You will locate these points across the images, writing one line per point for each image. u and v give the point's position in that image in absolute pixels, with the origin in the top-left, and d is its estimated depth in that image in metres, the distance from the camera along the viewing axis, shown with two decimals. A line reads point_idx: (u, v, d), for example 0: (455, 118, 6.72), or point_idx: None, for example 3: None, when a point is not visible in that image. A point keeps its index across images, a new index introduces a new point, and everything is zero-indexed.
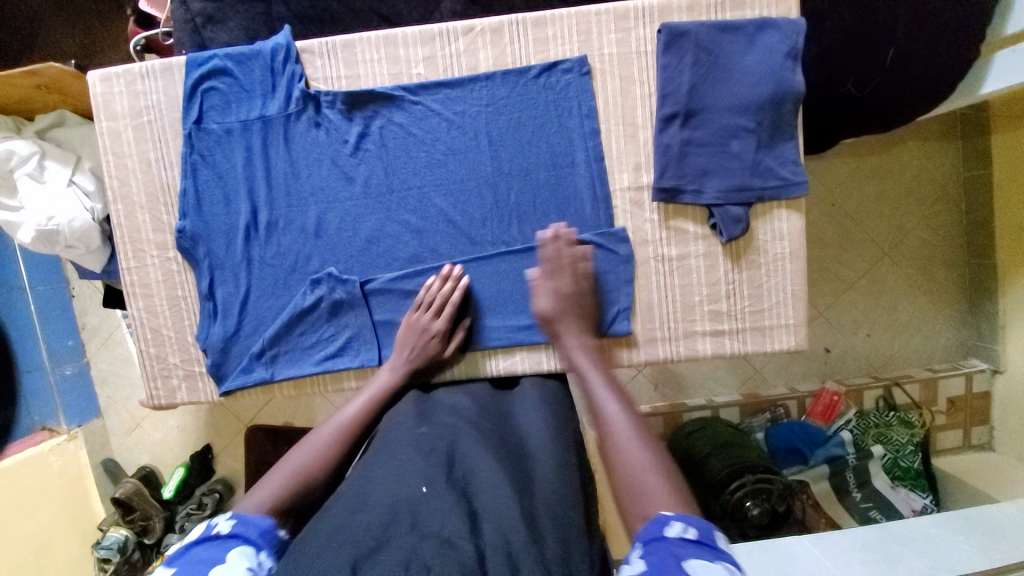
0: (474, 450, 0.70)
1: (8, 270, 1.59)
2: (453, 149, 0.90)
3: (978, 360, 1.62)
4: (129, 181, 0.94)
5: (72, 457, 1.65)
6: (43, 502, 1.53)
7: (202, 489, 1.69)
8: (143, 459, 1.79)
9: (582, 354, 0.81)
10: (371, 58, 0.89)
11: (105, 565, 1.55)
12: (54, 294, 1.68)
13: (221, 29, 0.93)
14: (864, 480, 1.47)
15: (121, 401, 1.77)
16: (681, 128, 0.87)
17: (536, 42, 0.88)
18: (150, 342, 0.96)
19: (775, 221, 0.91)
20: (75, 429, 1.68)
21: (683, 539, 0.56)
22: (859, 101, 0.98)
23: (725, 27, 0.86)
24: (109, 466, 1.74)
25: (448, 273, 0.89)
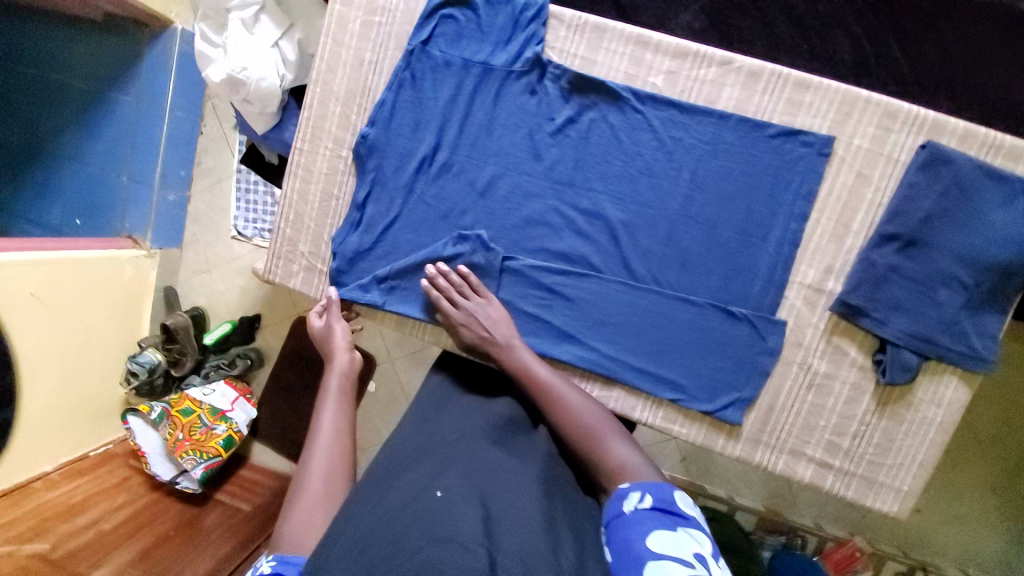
0: (493, 460, 0.69)
1: (159, 87, 1.66)
2: (651, 171, 0.86)
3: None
4: (335, 69, 0.95)
5: (143, 273, 1.75)
6: (102, 300, 1.60)
7: (238, 351, 1.77)
8: (199, 301, 1.87)
9: (525, 352, 0.84)
10: (614, 49, 0.86)
11: (132, 379, 1.64)
12: (187, 123, 1.76)
13: None
14: None
15: (204, 244, 1.85)
16: (896, 253, 0.80)
17: (788, 102, 0.82)
18: (289, 223, 0.98)
19: (940, 385, 0.83)
20: (155, 250, 1.77)
21: (643, 509, 0.65)
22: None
23: (993, 171, 0.78)
24: (168, 295, 1.82)
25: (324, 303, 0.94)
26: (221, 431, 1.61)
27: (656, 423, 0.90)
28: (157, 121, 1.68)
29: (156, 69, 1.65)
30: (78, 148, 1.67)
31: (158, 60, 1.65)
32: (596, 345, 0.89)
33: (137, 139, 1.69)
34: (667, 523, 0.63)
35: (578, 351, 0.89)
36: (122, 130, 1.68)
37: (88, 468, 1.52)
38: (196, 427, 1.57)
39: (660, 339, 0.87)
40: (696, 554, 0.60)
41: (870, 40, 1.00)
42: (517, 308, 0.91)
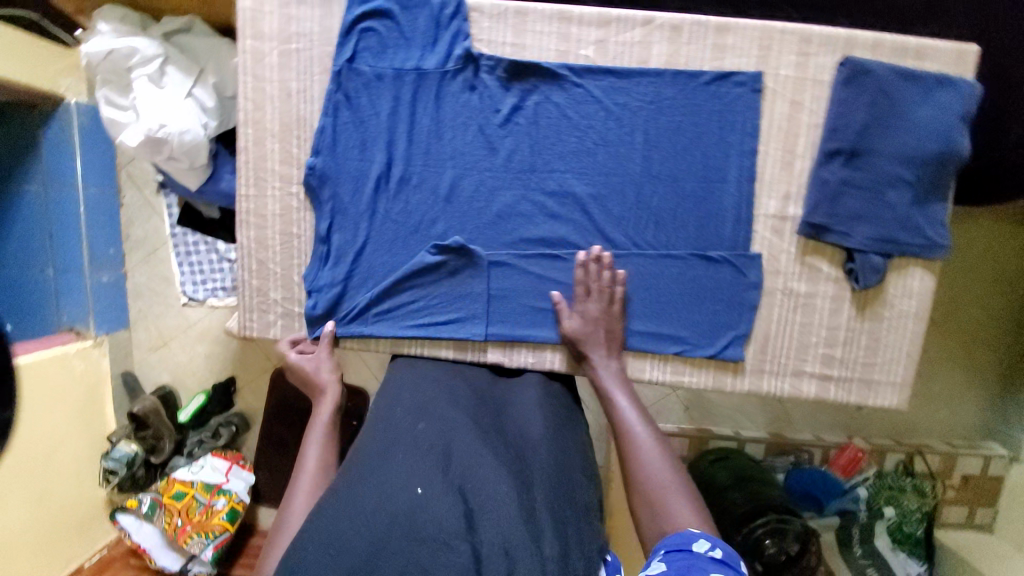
0: (472, 446, 0.70)
1: (64, 164, 1.53)
2: (605, 140, 0.87)
3: (998, 444, 1.63)
4: (263, 106, 0.91)
5: (96, 365, 1.63)
6: (59, 404, 1.50)
7: (219, 420, 1.67)
8: (166, 379, 1.76)
9: (611, 378, 0.85)
10: (541, 30, 0.86)
11: (111, 477, 1.56)
12: (105, 198, 1.64)
13: None
14: (867, 537, 1.51)
15: (156, 318, 1.74)
16: (843, 167, 0.85)
17: (714, 49, 0.85)
18: (254, 274, 0.93)
19: (908, 278, 0.90)
20: (103, 337, 1.65)
21: (710, 557, 0.61)
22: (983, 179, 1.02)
23: (907, 73, 0.84)
24: (127, 380, 1.71)
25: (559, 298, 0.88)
26: (222, 505, 1.55)
27: (667, 378, 0.92)
28: (71, 204, 1.56)
29: (58, 149, 1.52)
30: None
31: (57, 139, 1.53)
32: None
33: (51, 224, 1.55)
34: (729, 573, 0.60)
35: None
36: (35, 221, 1.55)
37: None
38: (194, 507, 1.52)
39: (652, 298, 0.90)
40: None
41: None
42: (513, 301, 0.92)
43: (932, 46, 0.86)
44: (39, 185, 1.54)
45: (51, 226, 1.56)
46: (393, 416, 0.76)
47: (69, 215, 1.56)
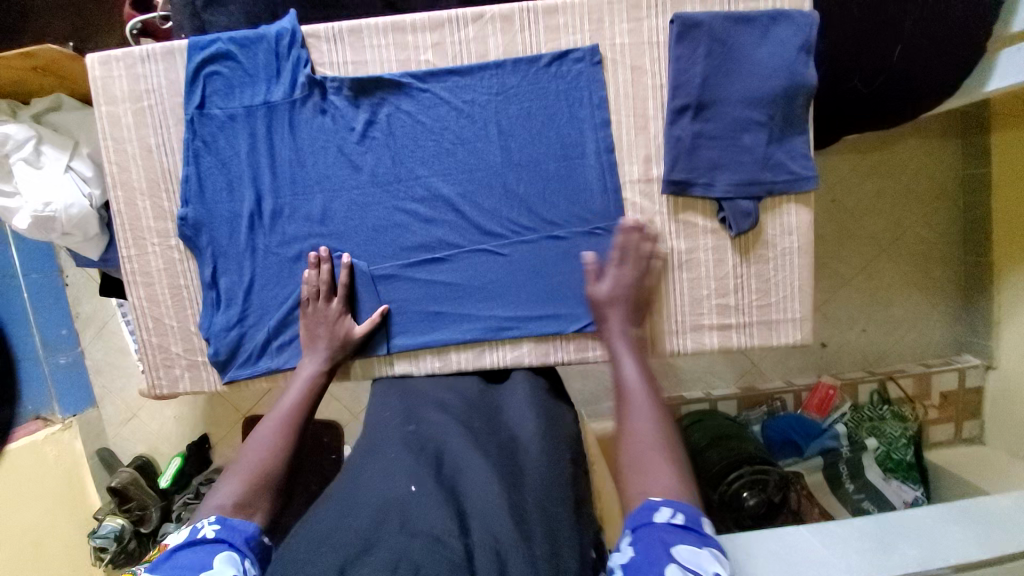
0: (462, 447, 0.71)
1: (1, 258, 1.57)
2: (462, 138, 0.89)
3: (971, 355, 1.63)
4: (128, 167, 0.92)
5: (69, 449, 1.64)
6: (30, 491, 1.51)
7: (199, 479, 1.68)
8: (139, 448, 1.78)
9: (621, 343, 0.81)
10: (378, 44, 0.87)
11: (102, 554, 1.56)
12: (47, 282, 1.66)
13: (222, 13, 0.91)
14: (857, 471, 1.47)
15: (117, 391, 1.76)
16: (693, 121, 0.86)
17: (548, 30, 0.86)
18: (152, 331, 0.96)
19: (784, 215, 0.90)
20: (71, 419, 1.67)
21: (671, 525, 0.60)
22: (865, 97, 1.01)
23: (740, 18, 0.85)
24: (104, 456, 1.72)
25: (317, 258, 0.89)
26: None
27: (572, 357, 0.93)
28: (15, 293, 1.59)
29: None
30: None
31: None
32: (490, 313, 0.92)
33: None
34: (692, 540, 0.58)
35: (476, 324, 0.92)
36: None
37: None
38: None
39: (542, 283, 0.91)
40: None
41: None
42: (409, 310, 0.93)
43: None
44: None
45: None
46: (387, 426, 0.78)
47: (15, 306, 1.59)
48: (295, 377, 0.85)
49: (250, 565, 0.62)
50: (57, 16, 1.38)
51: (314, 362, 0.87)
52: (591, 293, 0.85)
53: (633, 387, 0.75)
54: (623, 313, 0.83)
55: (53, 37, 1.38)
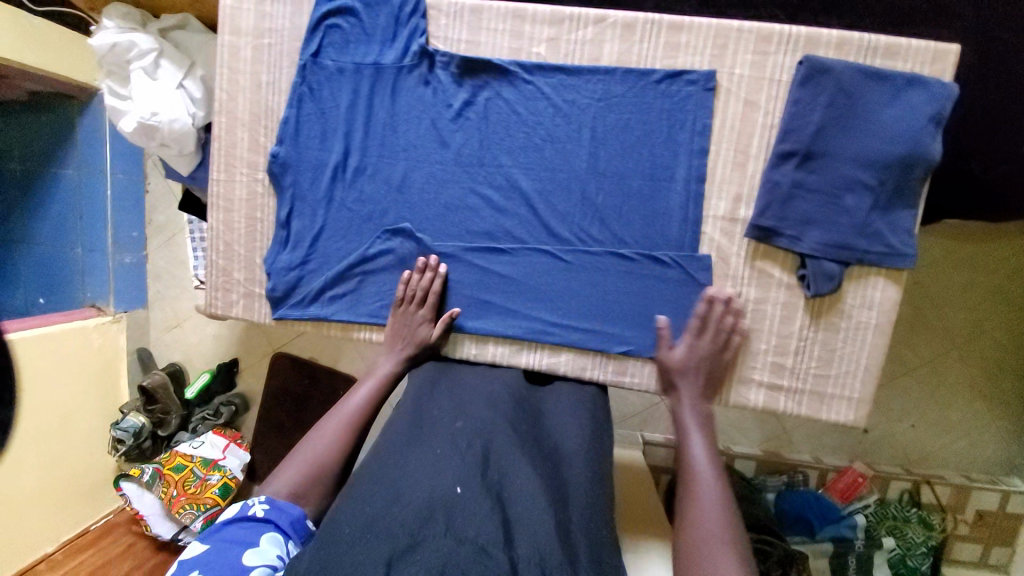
0: (510, 453, 0.70)
1: (95, 152, 1.68)
2: (553, 136, 0.88)
3: (1019, 480, 1.51)
4: (237, 97, 0.97)
5: (113, 340, 1.76)
6: (71, 371, 1.62)
7: (221, 399, 1.80)
8: (175, 357, 1.88)
9: (692, 414, 0.82)
10: (495, 27, 0.88)
11: (119, 446, 1.65)
12: (130, 184, 1.77)
13: None
14: (864, 567, 1.38)
15: (170, 299, 1.87)
16: (795, 169, 0.82)
17: (667, 47, 0.84)
18: (221, 254, 1.01)
19: (869, 287, 0.85)
20: (121, 313, 1.79)
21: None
22: (981, 183, 0.94)
23: (872, 74, 0.79)
24: (142, 356, 1.83)
25: (426, 264, 0.91)
26: (216, 480, 1.61)
27: (610, 378, 0.91)
28: (100, 188, 1.70)
29: (92, 136, 1.66)
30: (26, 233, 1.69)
31: (90, 127, 1.67)
32: (539, 316, 0.91)
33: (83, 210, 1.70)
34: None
35: (523, 322, 0.91)
36: (68, 203, 1.71)
37: (88, 543, 1.60)
38: (190, 481, 1.58)
39: (596, 298, 0.90)
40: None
41: None
42: (460, 293, 0.93)
43: (907, 42, 0.80)
44: (74, 170, 1.70)
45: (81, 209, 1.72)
46: (433, 413, 0.78)
47: (97, 200, 1.70)
48: (373, 371, 0.89)
49: (292, 547, 0.70)
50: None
51: (391, 362, 0.90)
52: (663, 358, 0.86)
53: (699, 466, 0.77)
54: (693, 383, 0.84)
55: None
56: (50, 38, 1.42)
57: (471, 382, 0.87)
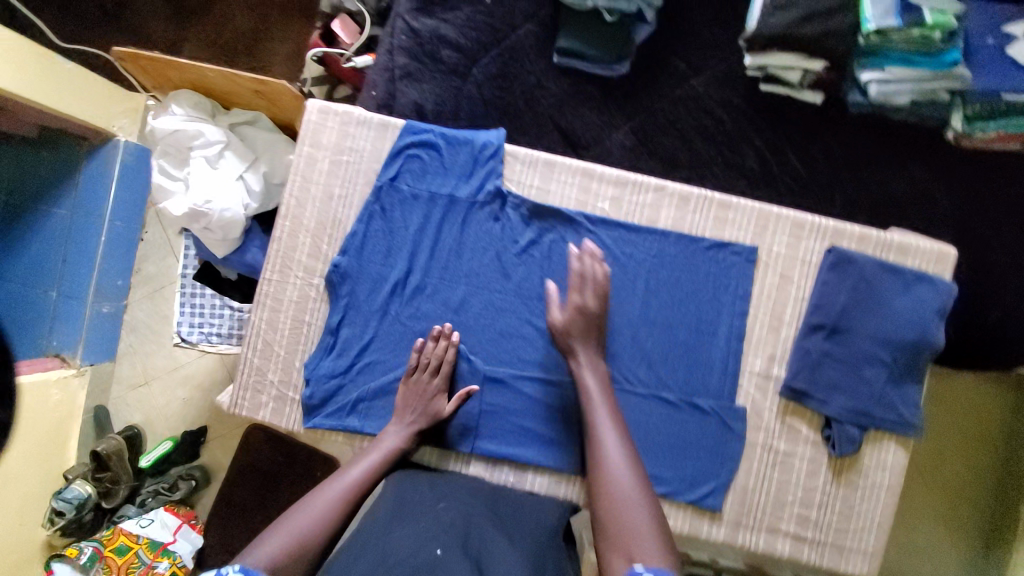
0: (493, 535, 0.73)
1: (96, 198, 1.57)
2: (609, 283, 0.95)
3: None
4: (305, 204, 0.99)
5: (72, 395, 1.54)
6: (18, 433, 1.38)
7: (180, 471, 1.57)
8: (134, 419, 1.65)
9: (592, 376, 0.86)
10: (565, 180, 0.97)
11: (55, 519, 1.44)
12: (125, 232, 1.64)
13: (443, 121, 1.29)
14: None
15: (142, 355, 1.66)
16: (823, 340, 0.92)
17: (716, 219, 0.95)
18: (257, 352, 0.99)
19: (882, 451, 0.94)
20: (86, 367, 1.58)
21: None
22: (952, 342, 1.22)
23: (888, 268, 0.93)
24: (99, 415, 1.61)
25: (441, 333, 0.93)
26: (163, 569, 1.45)
27: None
28: (93, 230, 1.56)
29: (94, 183, 1.56)
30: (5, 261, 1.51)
31: (98, 170, 1.57)
32: (578, 449, 0.93)
33: (68, 252, 1.55)
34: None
35: (566, 454, 0.94)
36: (51, 241, 1.54)
37: None
38: (134, 566, 1.42)
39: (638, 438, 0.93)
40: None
41: (772, 153, 1.25)
42: (507, 420, 0.95)
43: (914, 244, 0.95)
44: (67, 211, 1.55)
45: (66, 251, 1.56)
46: (415, 497, 0.82)
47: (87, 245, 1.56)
48: (376, 444, 0.88)
49: None
50: (283, 42, 1.59)
51: (397, 437, 0.89)
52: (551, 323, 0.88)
53: (607, 439, 0.79)
54: (591, 347, 0.88)
55: (274, 59, 1.59)
56: (72, 85, 1.42)
57: (466, 486, 0.89)
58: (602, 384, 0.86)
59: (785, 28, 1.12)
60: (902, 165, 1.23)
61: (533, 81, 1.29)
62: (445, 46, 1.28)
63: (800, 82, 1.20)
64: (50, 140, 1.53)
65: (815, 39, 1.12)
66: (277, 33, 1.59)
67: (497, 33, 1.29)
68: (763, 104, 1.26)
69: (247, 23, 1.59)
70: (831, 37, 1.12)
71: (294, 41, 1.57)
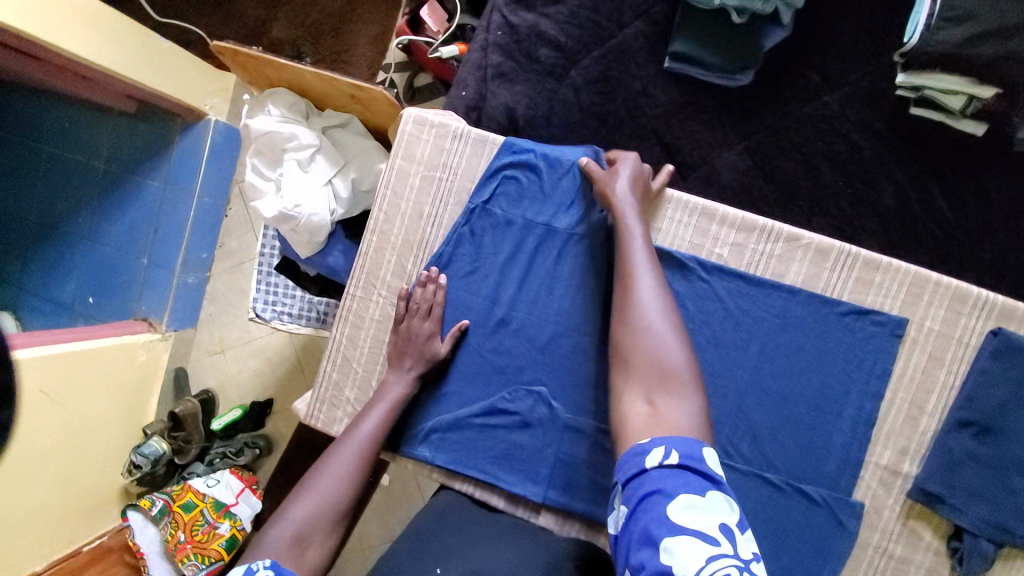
0: (500, 552, 0.72)
1: (187, 171, 1.58)
2: (718, 341, 0.84)
3: None
4: (394, 220, 0.95)
5: (155, 358, 1.60)
6: (102, 392, 1.43)
7: (247, 438, 1.57)
8: (209, 382, 1.68)
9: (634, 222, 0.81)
10: (679, 219, 0.87)
11: (133, 471, 1.50)
12: (213, 208, 1.65)
13: (536, 130, 1.21)
14: None
15: (219, 325, 1.69)
16: (972, 440, 0.79)
17: (858, 281, 0.82)
18: (336, 367, 0.97)
19: (1018, 574, 0.80)
20: (169, 333, 1.62)
21: (665, 466, 0.57)
22: None
23: None
24: (178, 378, 1.66)
25: (430, 277, 0.90)
26: (224, 529, 1.44)
27: None
28: (184, 205, 1.58)
29: (186, 156, 1.57)
30: (101, 228, 1.55)
31: (190, 147, 1.57)
32: None
33: (160, 221, 1.59)
34: (692, 485, 0.56)
35: None
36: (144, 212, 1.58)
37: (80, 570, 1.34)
38: (198, 525, 1.43)
39: None
40: (722, 524, 0.54)
41: (914, 189, 1.08)
42: (583, 475, 0.88)
43: None
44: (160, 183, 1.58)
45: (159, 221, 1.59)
46: (433, 527, 0.79)
47: (178, 217, 1.58)
48: (381, 393, 0.86)
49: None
50: (367, 26, 1.52)
51: (401, 384, 0.87)
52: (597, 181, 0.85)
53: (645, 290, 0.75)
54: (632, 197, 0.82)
55: (358, 44, 1.53)
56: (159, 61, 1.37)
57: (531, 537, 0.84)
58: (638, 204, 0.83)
59: (948, 48, 0.95)
60: None
61: (638, 88, 1.18)
62: (543, 44, 1.18)
63: (961, 110, 1.01)
64: (146, 113, 1.52)
65: (987, 63, 0.94)
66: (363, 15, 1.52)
67: (602, 32, 1.17)
68: (909, 132, 1.08)
69: (332, 5, 1.53)
70: (1010, 60, 0.93)
71: (379, 25, 1.49)
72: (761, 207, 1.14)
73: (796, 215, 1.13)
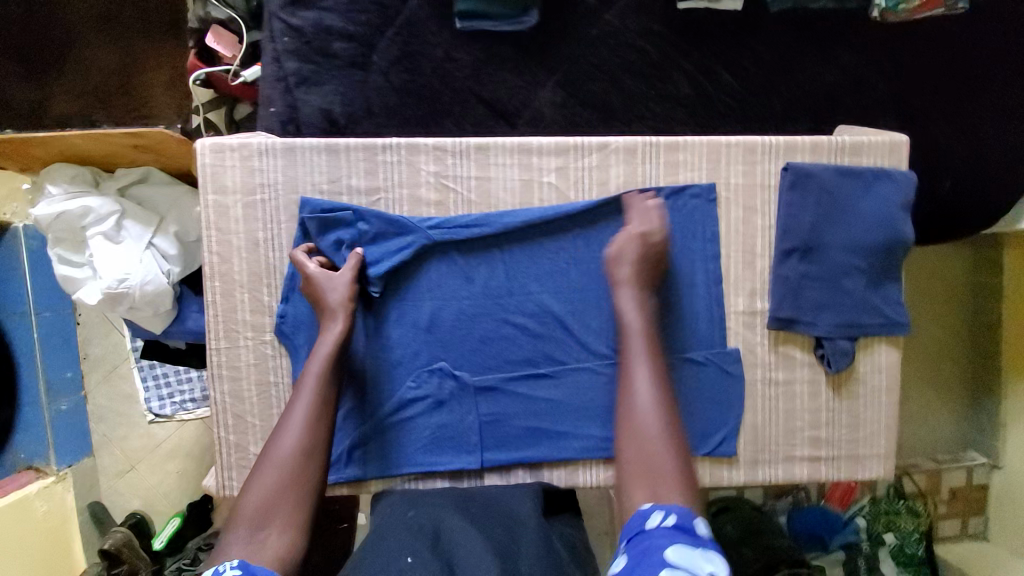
0: (458, 524, 0.76)
1: (16, 293, 1.40)
2: (576, 259, 0.90)
3: (976, 452, 1.53)
4: (230, 259, 0.90)
5: (59, 502, 1.42)
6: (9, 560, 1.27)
7: (198, 542, 1.39)
8: (134, 504, 1.52)
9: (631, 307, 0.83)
10: (502, 163, 0.90)
11: None
12: (61, 321, 1.46)
13: (361, 125, 1.18)
14: (874, 567, 1.34)
15: (117, 440, 1.51)
16: (800, 262, 0.91)
17: (667, 165, 0.90)
18: (231, 429, 0.91)
19: (875, 354, 0.95)
20: (65, 470, 1.45)
21: (664, 527, 0.64)
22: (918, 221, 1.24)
23: (846, 172, 0.90)
24: (95, 511, 1.48)
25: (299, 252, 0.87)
26: None
27: None
28: (27, 330, 1.41)
29: (7, 276, 1.39)
30: None
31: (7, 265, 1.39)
32: (589, 433, 0.90)
33: (10, 355, 1.42)
34: (688, 540, 0.63)
35: (577, 443, 0.90)
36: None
37: None
38: None
39: None
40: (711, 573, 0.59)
41: (702, 74, 1.20)
42: (510, 425, 0.90)
43: (866, 142, 0.92)
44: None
45: (10, 357, 1.42)
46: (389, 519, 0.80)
47: (25, 344, 1.41)
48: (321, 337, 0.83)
49: None
50: (160, 71, 1.37)
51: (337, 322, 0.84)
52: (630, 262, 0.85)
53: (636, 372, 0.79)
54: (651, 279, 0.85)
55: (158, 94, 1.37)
56: None
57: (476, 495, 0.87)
58: (642, 253, 0.85)
59: None
60: (836, 57, 1.19)
61: (440, 54, 1.18)
62: (334, 38, 1.15)
63: None
64: None
65: None
66: (151, 64, 1.37)
67: (386, 12, 1.16)
68: (683, 26, 1.18)
69: (107, 62, 1.36)
70: None
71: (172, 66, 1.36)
72: (586, 128, 1.20)
73: (617, 127, 1.21)
